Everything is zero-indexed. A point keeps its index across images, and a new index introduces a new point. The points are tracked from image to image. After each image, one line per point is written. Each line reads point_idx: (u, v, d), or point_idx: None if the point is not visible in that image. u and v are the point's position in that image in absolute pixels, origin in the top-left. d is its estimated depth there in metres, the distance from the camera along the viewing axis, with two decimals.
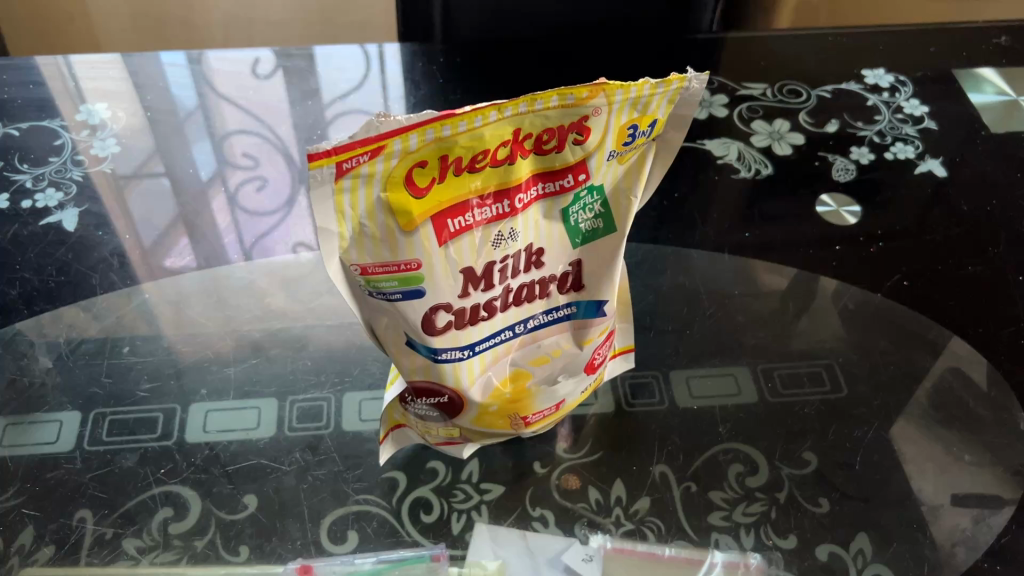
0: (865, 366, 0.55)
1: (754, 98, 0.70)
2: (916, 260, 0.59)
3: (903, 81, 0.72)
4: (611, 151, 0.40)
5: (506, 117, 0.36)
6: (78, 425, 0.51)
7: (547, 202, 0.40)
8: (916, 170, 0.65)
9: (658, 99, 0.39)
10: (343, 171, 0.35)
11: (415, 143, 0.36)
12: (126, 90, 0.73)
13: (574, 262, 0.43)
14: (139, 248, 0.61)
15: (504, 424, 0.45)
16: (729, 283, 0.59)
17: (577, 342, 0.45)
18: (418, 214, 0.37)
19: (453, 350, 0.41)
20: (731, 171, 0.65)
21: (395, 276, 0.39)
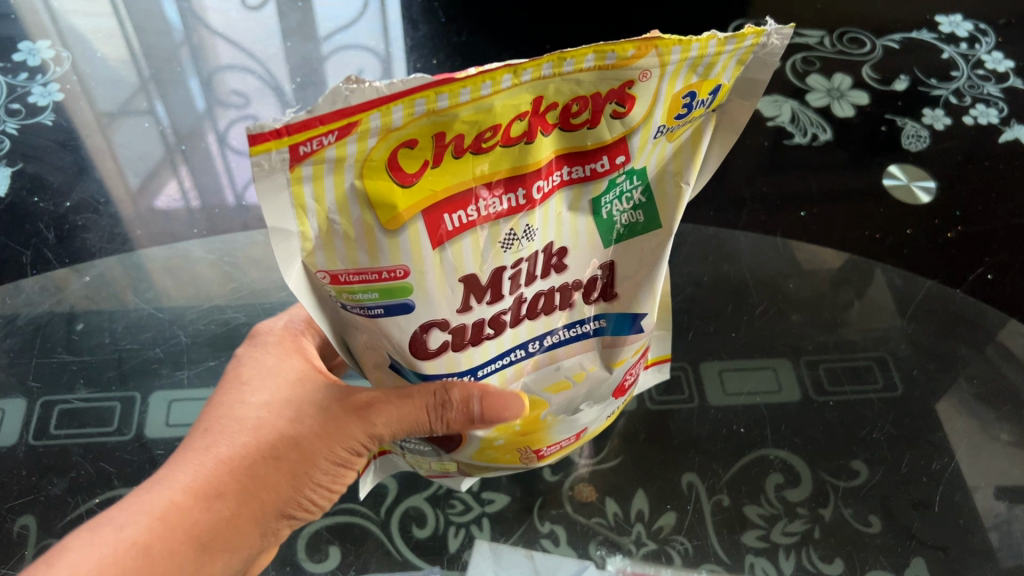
0: (941, 380, 0.46)
1: (810, 48, 0.60)
2: (1002, 248, 0.50)
3: (985, 29, 0.61)
4: (659, 127, 0.29)
5: (526, 83, 0.25)
6: (23, 416, 0.43)
7: (574, 190, 0.30)
8: (1002, 139, 0.55)
9: (725, 59, 0.27)
10: (300, 156, 0.24)
11: (400, 118, 0.24)
12: (83, 28, 0.63)
13: (605, 265, 0.33)
14: (111, 200, 0.52)
15: (512, 457, 0.37)
16: (779, 276, 0.51)
17: (605, 364, 0.36)
18: (405, 209, 0.26)
19: (448, 376, 0.32)
20: (784, 135, 0.56)
21: (375, 287, 0.28)
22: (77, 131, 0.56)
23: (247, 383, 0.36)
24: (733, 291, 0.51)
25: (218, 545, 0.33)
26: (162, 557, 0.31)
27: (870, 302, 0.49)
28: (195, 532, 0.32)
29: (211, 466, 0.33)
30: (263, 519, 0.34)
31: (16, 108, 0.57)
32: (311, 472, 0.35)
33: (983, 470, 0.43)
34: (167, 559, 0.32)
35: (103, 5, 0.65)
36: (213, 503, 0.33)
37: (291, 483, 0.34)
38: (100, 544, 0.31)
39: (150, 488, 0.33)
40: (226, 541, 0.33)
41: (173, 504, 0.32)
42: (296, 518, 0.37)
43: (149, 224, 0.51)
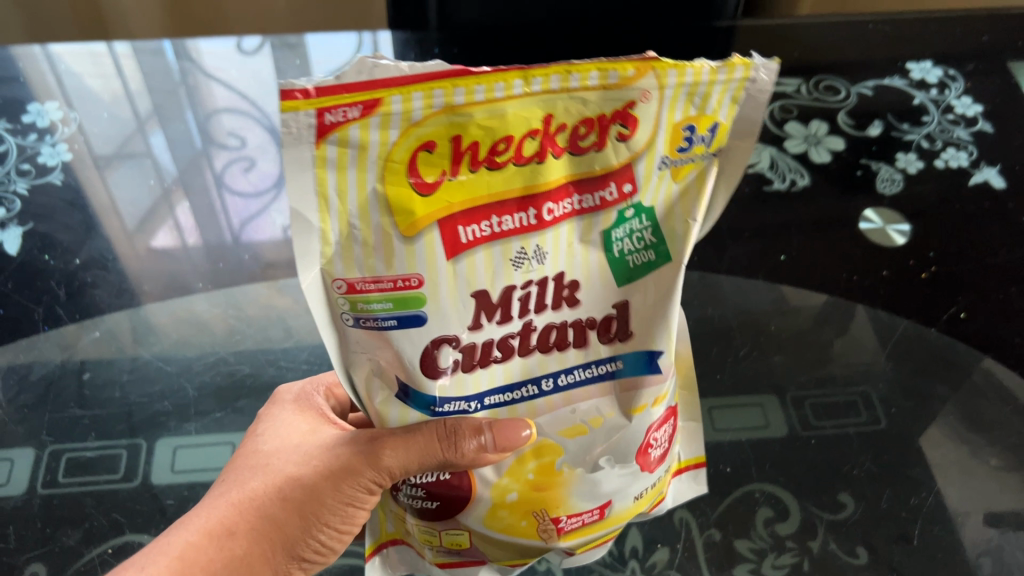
0: (918, 416, 0.48)
1: (787, 97, 0.63)
2: (974, 288, 0.52)
3: (954, 75, 0.64)
4: (662, 157, 0.31)
5: (535, 95, 0.28)
6: (31, 465, 0.45)
7: (584, 219, 0.31)
8: (971, 181, 0.58)
9: (718, 91, 0.30)
10: (326, 128, 0.27)
11: (420, 112, 0.28)
12: (85, 84, 0.66)
13: (617, 305, 0.33)
14: (117, 257, 0.54)
15: (529, 526, 0.36)
16: (762, 318, 0.53)
17: (624, 410, 0.35)
18: (421, 216, 0.29)
19: (457, 402, 0.33)
20: (764, 182, 0.58)
21: (390, 296, 0.30)
22: (84, 190, 0.58)
23: (257, 437, 0.40)
24: (718, 334, 0.52)
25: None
26: None
27: (851, 339, 0.52)
28: (208, 571, 0.34)
29: (223, 509, 0.36)
30: (273, 558, 0.36)
31: (26, 168, 0.59)
32: (321, 514, 0.37)
33: (971, 497, 0.45)
34: None
35: (106, 64, 0.67)
36: (225, 542, 0.35)
37: (297, 522, 0.37)
38: None
39: (166, 535, 0.35)
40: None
41: (189, 545, 0.34)
42: (303, 561, 0.38)
43: (155, 278, 0.54)
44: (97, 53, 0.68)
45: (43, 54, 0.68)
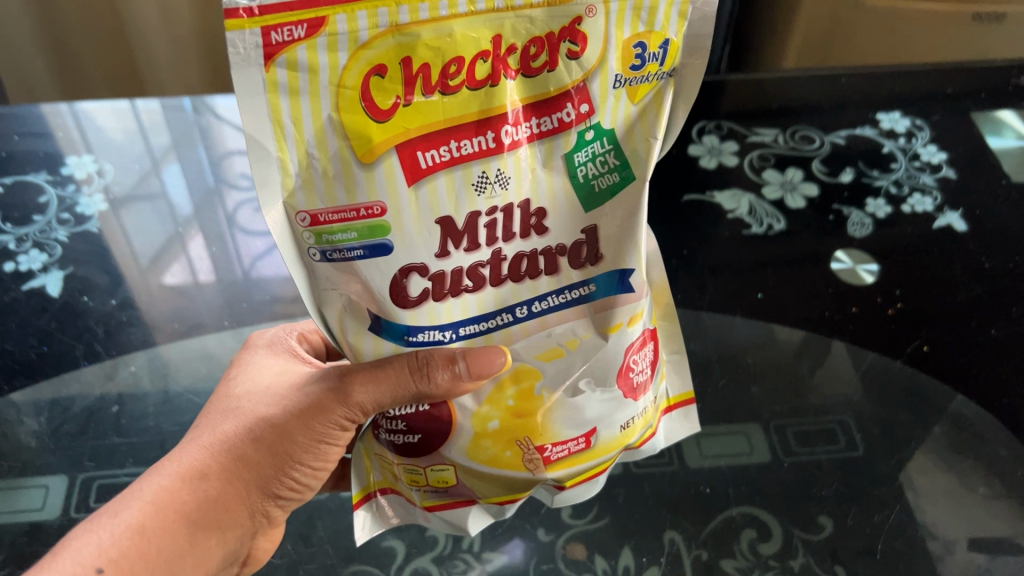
0: (885, 440, 0.52)
1: (765, 145, 0.69)
2: (937, 324, 0.57)
3: (920, 125, 0.70)
4: (616, 76, 0.35)
5: (480, 14, 0.32)
6: (64, 491, 0.48)
7: (545, 144, 0.35)
8: (936, 224, 0.62)
9: (664, 9, 0.34)
10: (274, 49, 0.31)
11: (367, 32, 0.31)
12: (115, 138, 0.71)
13: (586, 230, 0.37)
14: (143, 300, 0.59)
15: (514, 456, 0.40)
16: (742, 351, 0.57)
17: (599, 331, 0.39)
18: (379, 141, 0.33)
19: (430, 329, 0.37)
20: (743, 226, 0.63)
21: (353, 226, 0.34)
22: (106, 242, 0.63)
23: (230, 387, 0.47)
24: (699, 367, 0.57)
25: (211, 517, 0.42)
26: (162, 523, 0.40)
27: (829, 371, 0.56)
28: (187, 507, 0.41)
29: (197, 454, 0.43)
30: (249, 495, 0.44)
31: (66, 217, 0.64)
32: (293, 452, 0.44)
33: (959, 525, 0.48)
34: (165, 528, 0.40)
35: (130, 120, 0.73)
36: (200, 484, 0.42)
37: (269, 461, 0.44)
38: (110, 515, 0.40)
39: (148, 477, 0.42)
40: (218, 513, 0.43)
41: (162, 488, 0.41)
42: (280, 498, 0.45)
43: (177, 318, 0.58)
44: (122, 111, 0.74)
45: (69, 113, 0.73)
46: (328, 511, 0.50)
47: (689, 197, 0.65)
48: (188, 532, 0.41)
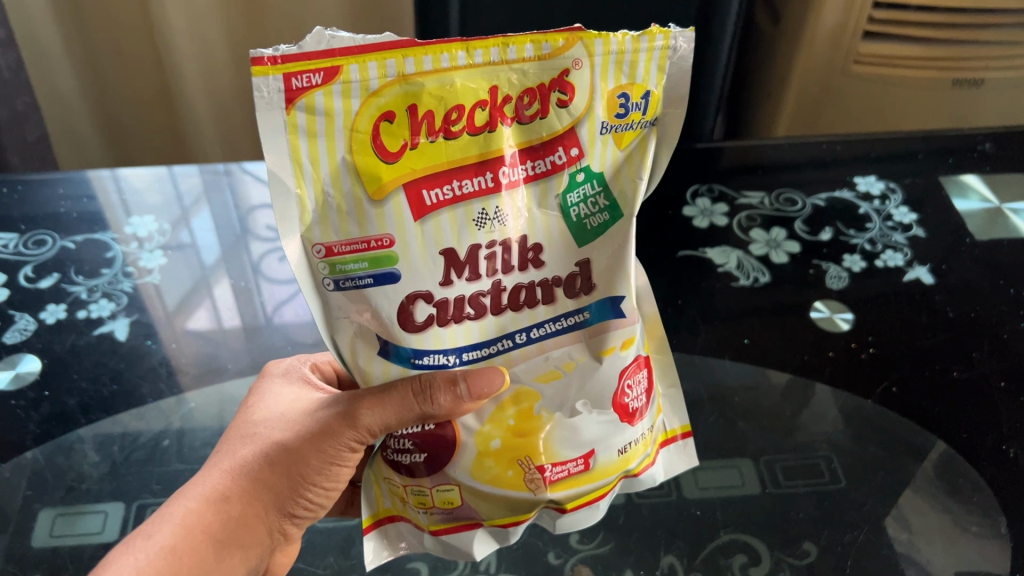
0: (859, 469, 0.58)
1: (752, 207, 0.77)
2: (905, 368, 0.64)
3: (893, 188, 0.79)
4: (603, 123, 0.43)
5: (477, 68, 0.40)
6: (122, 517, 0.55)
7: (540, 186, 0.43)
8: (905, 277, 0.70)
9: (644, 63, 0.43)
10: (294, 92, 0.38)
11: (378, 83, 0.39)
12: (158, 197, 0.79)
13: (581, 263, 0.45)
14: (163, 340, 0.67)
15: (515, 475, 0.46)
16: (730, 390, 0.64)
17: (593, 355, 0.46)
18: (389, 181, 0.40)
19: (435, 354, 0.44)
20: (732, 279, 0.71)
21: (365, 257, 0.41)
22: (142, 293, 0.70)
23: (246, 416, 0.54)
24: (690, 403, 0.63)
25: (233, 535, 0.49)
26: (188, 543, 0.47)
27: (814, 411, 0.62)
28: (210, 529, 0.48)
29: (218, 479, 0.50)
30: (267, 516, 0.50)
31: (130, 270, 0.72)
32: (306, 474, 0.51)
33: (944, 559, 0.53)
34: (191, 548, 0.47)
35: (166, 178, 0.81)
36: (222, 506, 0.49)
37: (284, 483, 0.51)
38: (142, 541, 0.46)
39: (175, 501, 0.49)
40: (239, 532, 0.49)
41: (189, 510, 0.48)
42: (295, 518, 0.52)
43: (197, 360, 0.65)
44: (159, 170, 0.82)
45: (109, 175, 0.80)
46: None
47: (683, 252, 0.74)
48: (213, 551, 0.48)
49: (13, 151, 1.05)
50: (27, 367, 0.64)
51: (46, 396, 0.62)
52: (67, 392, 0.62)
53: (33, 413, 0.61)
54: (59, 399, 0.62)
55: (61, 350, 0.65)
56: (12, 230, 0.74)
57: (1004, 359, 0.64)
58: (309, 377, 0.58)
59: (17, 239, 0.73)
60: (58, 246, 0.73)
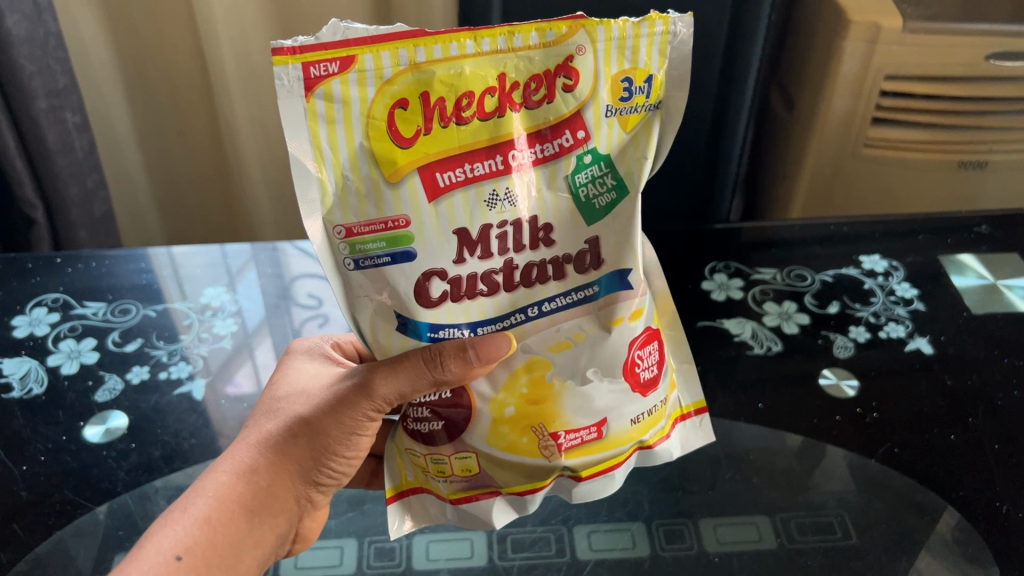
0: (864, 522, 0.64)
1: (765, 282, 0.85)
2: (905, 431, 0.70)
3: (896, 266, 0.87)
4: (608, 106, 0.48)
5: (485, 56, 0.45)
6: None
7: (549, 168, 0.48)
8: (907, 347, 0.78)
9: (646, 50, 0.48)
10: (312, 80, 0.44)
11: (391, 71, 0.44)
12: (215, 271, 0.88)
13: (590, 241, 0.50)
14: (209, 404, 0.74)
15: (530, 442, 0.53)
16: (747, 449, 0.70)
17: (602, 325, 0.52)
18: (404, 164, 0.46)
19: (450, 327, 0.50)
20: (746, 347, 0.78)
21: (382, 237, 0.47)
22: (198, 358, 0.78)
23: (265, 401, 0.61)
24: (710, 461, 0.69)
25: (263, 504, 0.56)
26: (226, 509, 0.54)
27: (824, 470, 0.68)
28: (242, 498, 0.55)
29: (245, 455, 0.57)
30: (294, 484, 0.58)
31: (206, 336, 0.80)
32: (326, 444, 0.58)
33: None
34: (228, 513, 0.54)
35: (219, 255, 0.89)
36: (252, 477, 0.56)
37: (306, 454, 0.58)
38: (184, 510, 0.53)
39: (208, 475, 0.56)
40: (269, 501, 0.56)
41: (222, 482, 0.55)
42: (318, 488, 0.60)
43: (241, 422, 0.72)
44: (213, 248, 0.90)
45: (166, 253, 0.89)
46: (416, 573, 0.61)
47: (702, 321, 0.81)
48: (245, 520, 0.54)
49: (82, 226, 1.11)
50: (115, 423, 0.72)
51: (133, 447, 0.70)
52: (152, 444, 0.70)
53: (123, 462, 0.68)
54: (145, 450, 0.69)
55: (146, 407, 0.73)
56: (100, 299, 0.83)
57: (997, 422, 0.70)
58: (329, 359, 0.66)
59: (105, 307, 0.82)
60: (141, 313, 0.82)
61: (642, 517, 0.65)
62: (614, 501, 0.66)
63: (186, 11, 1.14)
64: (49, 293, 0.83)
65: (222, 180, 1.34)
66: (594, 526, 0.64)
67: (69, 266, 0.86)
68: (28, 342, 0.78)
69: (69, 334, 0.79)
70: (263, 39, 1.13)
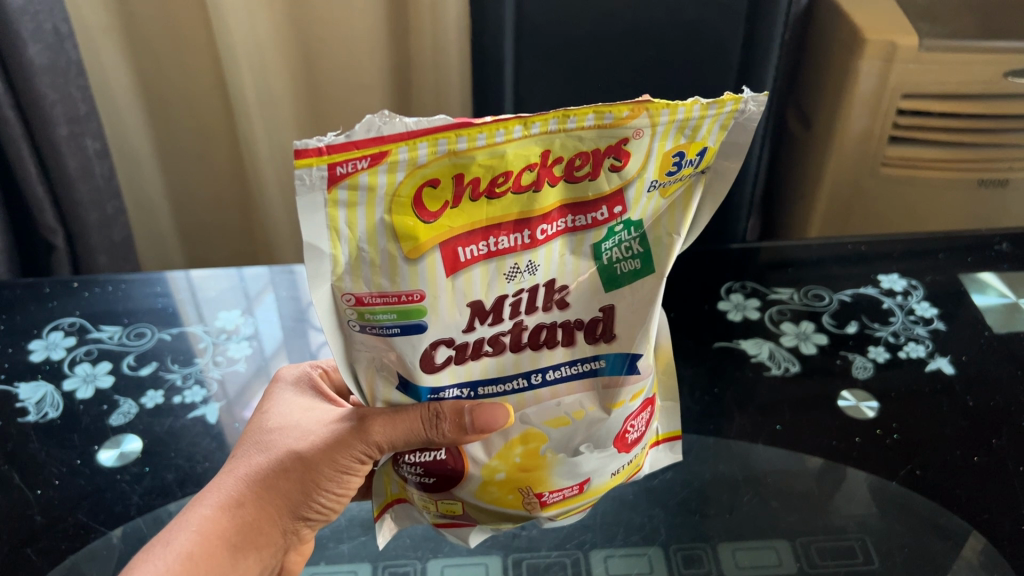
0: (887, 546, 0.63)
1: (782, 302, 0.84)
2: (927, 453, 0.69)
3: (915, 285, 0.85)
4: (653, 180, 0.46)
5: (532, 136, 0.42)
6: None
7: (577, 237, 0.47)
8: (927, 367, 0.76)
9: (706, 124, 0.45)
10: (337, 176, 0.41)
11: (425, 156, 0.41)
12: (230, 295, 0.88)
13: (606, 308, 0.49)
14: (225, 427, 0.74)
15: (514, 499, 0.53)
16: (766, 471, 0.69)
17: (602, 406, 0.51)
18: (425, 241, 0.43)
19: (451, 387, 0.49)
20: (764, 368, 0.77)
21: (393, 309, 0.45)
22: (212, 382, 0.78)
23: (258, 429, 0.61)
24: (729, 484, 0.68)
25: (248, 539, 0.56)
26: (208, 546, 0.54)
27: (845, 493, 0.67)
28: (225, 535, 0.55)
29: (231, 489, 0.57)
30: (279, 520, 0.58)
31: (220, 359, 0.80)
32: (317, 484, 0.58)
33: None
34: (209, 548, 0.54)
35: (233, 279, 0.90)
36: (237, 511, 0.56)
37: (296, 490, 0.58)
38: (166, 546, 0.54)
39: (192, 509, 0.56)
40: (253, 536, 0.57)
41: (206, 516, 0.56)
42: (307, 520, 0.60)
43: None
44: (228, 272, 0.90)
45: (182, 277, 0.89)
46: None
47: (718, 343, 0.80)
48: (228, 554, 0.55)
49: (102, 251, 1.12)
50: (130, 446, 0.72)
51: (147, 471, 0.70)
52: (165, 467, 0.70)
53: (137, 486, 0.68)
54: (159, 473, 0.69)
55: (160, 431, 0.73)
56: (116, 323, 0.83)
57: (1022, 445, 0.69)
58: (326, 393, 0.65)
59: (121, 331, 0.83)
60: (156, 337, 0.82)
61: (659, 542, 0.64)
62: (629, 526, 0.65)
63: (206, 39, 1.16)
64: (66, 318, 0.84)
65: (240, 203, 1.35)
66: (611, 550, 0.63)
67: (86, 290, 0.87)
68: (45, 366, 0.79)
69: (85, 358, 0.80)
70: (279, 63, 1.14)
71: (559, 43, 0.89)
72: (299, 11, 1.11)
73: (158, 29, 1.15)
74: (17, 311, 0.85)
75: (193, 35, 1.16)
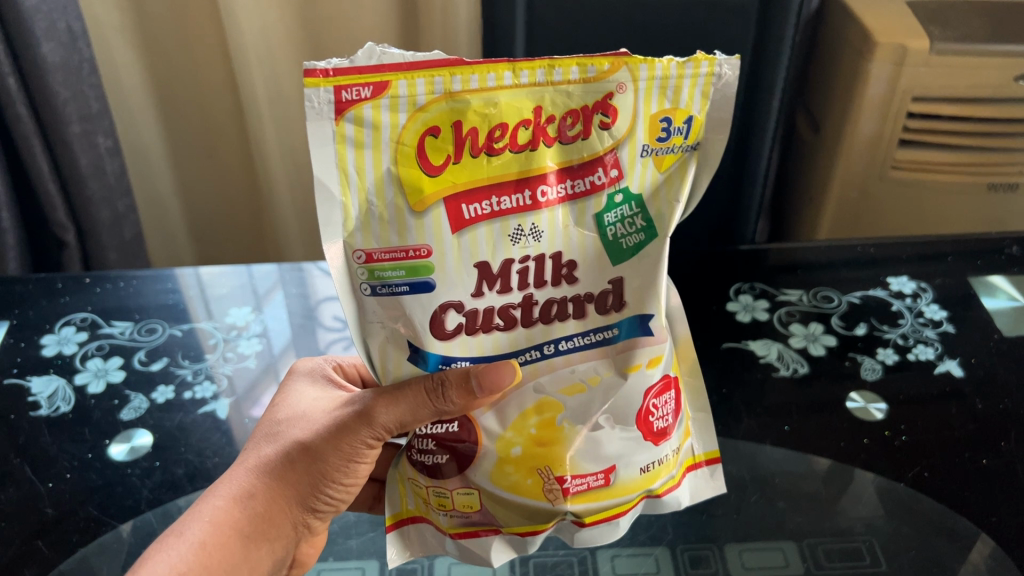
0: (894, 547, 0.63)
1: (791, 304, 0.84)
2: (935, 455, 0.69)
3: (924, 288, 0.85)
4: (646, 145, 0.47)
5: (523, 87, 0.44)
6: None
7: (581, 206, 0.47)
8: (936, 369, 0.76)
9: (689, 90, 0.46)
10: (342, 104, 0.43)
11: (423, 97, 0.43)
12: (238, 292, 0.88)
13: (614, 280, 0.49)
14: (234, 423, 0.74)
15: (534, 484, 0.52)
16: (773, 471, 0.69)
17: (617, 370, 0.51)
18: (429, 194, 0.45)
19: (462, 359, 0.49)
20: (773, 369, 0.78)
21: (402, 266, 0.46)
22: (223, 378, 0.78)
23: (265, 421, 0.62)
24: (736, 484, 0.68)
25: (260, 529, 0.56)
26: (221, 536, 0.54)
27: (853, 494, 0.67)
28: (238, 526, 0.55)
29: (241, 480, 0.57)
30: (291, 512, 0.58)
31: (230, 355, 0.81)
32: (325, 472, 0.58)
33: None
34: (222, 538, 0.54)
35: (241, 276, 0.90)
36: (249, 502, 0.57)
37: (306, 480, 0.58)
38: (179, 537, 0.54)
39: (205, 500, 0.56)
40: (265, 526, 0.57)
41: (217, 506, 0.56)
42: (317, 512, 0.60)
43: None
44: (236, 270, 0.91)
45: (191, 274, 0.90)
46: None
47: (727, 343, 0.80)
48: (241, 544, 0.55)
49: (112, 249, 1.12)
50: (140, 441, 0.72)
51: (157, 466, 0.70)
52: (176, 462, 0.70)
53: (147, 480, 0.69)
54: (169, 468, 0.70)
55: (171, 426, 0.74)
56: (127, 318, 0.84)
57: None
58: (338, 380, 0.66)
59: (132, 327, 0.83)
60: (167, 333, 0.83)
61: (666, 541, 0.64)
62: (637, 525, 0.65)
63: (218, 37, 1.16)
64: (78, 313, 0.84)
65: (250, 201, 1.35)
66: (618, 550, 0.63)
67: (98, 286, 0.87)
68: (57, 361, 0.79)
69: (96, 353, 0.80)
70: (292, 64, 1.14)
71: (571, 44, 0.89)
72: (311, 11, 1.12)
73: (170, 27, 1.15)
74: (29, 306, 0.85)
75: (206, 33, 1.16)
